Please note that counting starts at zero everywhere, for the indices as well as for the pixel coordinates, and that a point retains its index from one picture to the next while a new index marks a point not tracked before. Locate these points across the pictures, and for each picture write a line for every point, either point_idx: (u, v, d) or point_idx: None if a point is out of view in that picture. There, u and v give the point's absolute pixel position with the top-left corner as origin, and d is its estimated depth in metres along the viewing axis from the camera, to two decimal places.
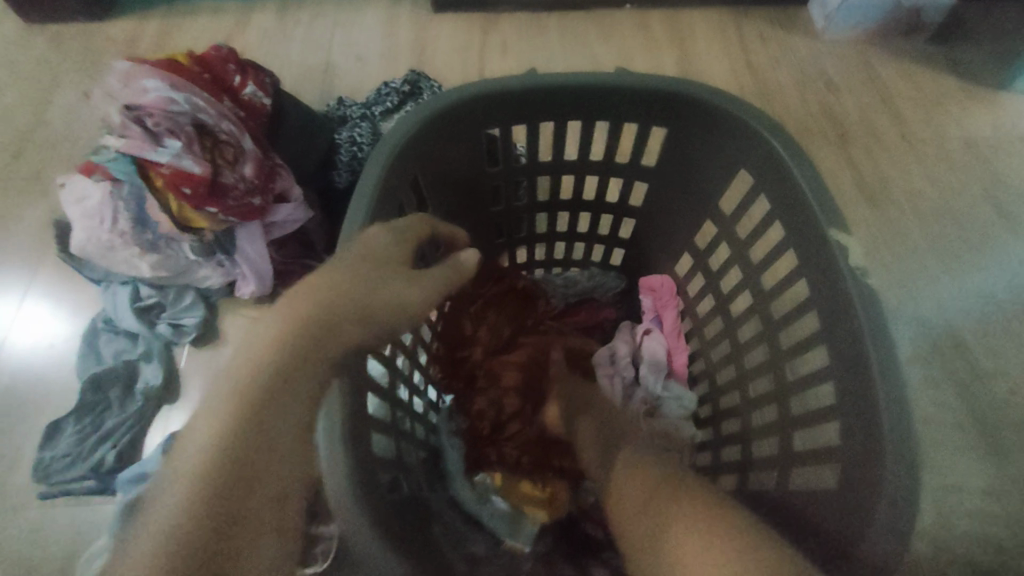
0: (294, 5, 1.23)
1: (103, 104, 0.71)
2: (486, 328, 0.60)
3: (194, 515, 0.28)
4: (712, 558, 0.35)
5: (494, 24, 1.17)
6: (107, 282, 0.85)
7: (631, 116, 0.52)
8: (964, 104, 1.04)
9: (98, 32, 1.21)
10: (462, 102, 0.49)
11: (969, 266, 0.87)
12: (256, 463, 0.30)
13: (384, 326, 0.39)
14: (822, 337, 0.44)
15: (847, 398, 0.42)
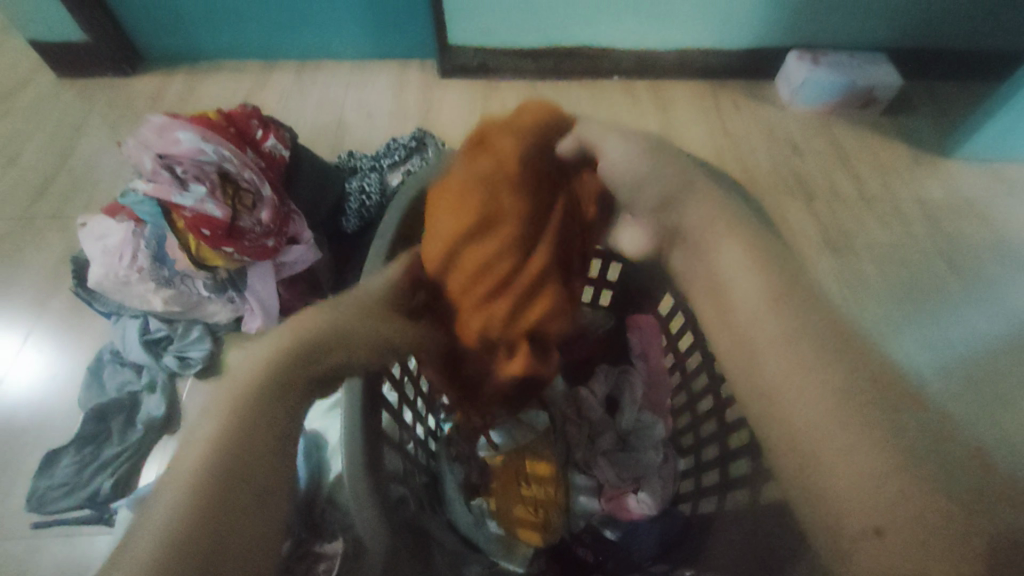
0: (312, 66, 1.34)
1: (137, 154, 0.78)
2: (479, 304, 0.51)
3: (181, 517, 0.31)
4: (858, 478, 0.32)
5: (493, 89, 1.29)
6: (118, 315, 0.89)
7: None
8: (915, 169, 1.15)
9: (127, 85, 1.31)
10: None
11: (928, 313, 0.94)
12: (235, 474, 0.34)
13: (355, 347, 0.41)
14: None
15: None
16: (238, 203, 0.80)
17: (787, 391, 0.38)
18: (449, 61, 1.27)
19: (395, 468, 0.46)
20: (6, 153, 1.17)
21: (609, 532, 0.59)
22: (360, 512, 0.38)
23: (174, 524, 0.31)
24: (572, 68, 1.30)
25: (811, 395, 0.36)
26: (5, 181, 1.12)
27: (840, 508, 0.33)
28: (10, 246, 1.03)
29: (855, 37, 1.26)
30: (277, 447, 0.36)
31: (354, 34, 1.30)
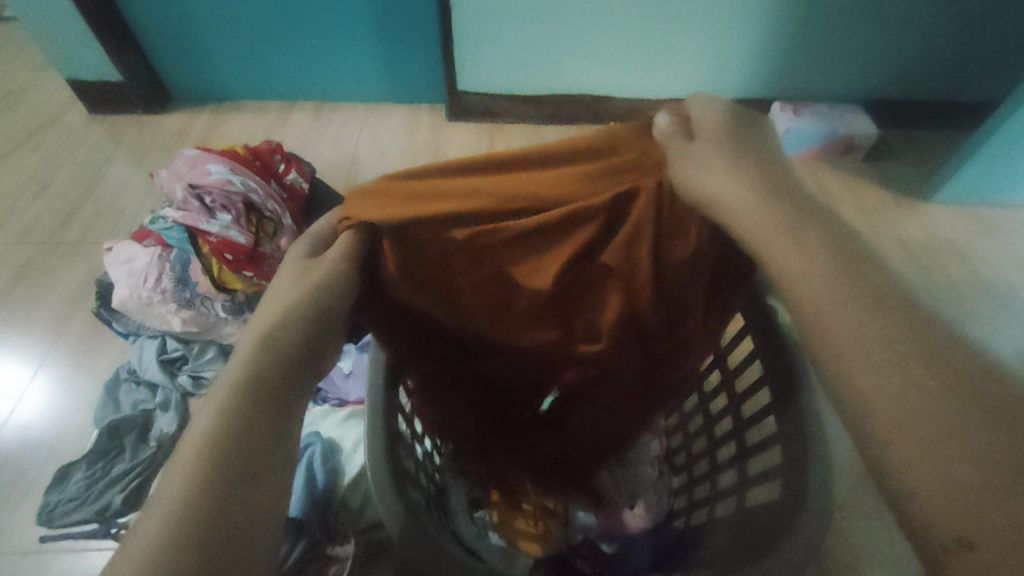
0: (329, 108, 1.44)
1: (170, 184, 0.85)
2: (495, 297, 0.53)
3: (208, 464, 0.29)
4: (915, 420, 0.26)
5: (498, 132, 1.38)
6: (137, 336, 0.93)
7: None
8: (894, 212, 1.22)
9: (154, 122, 1.40)
10: None
11: None
12: (265, 418, 0.32)
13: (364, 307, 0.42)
14: (763, 377, 0.49)
15: (784, 424, 0.45)
16: (261, 231, 0.86)
17: (875, 372, 0.28)
18: (457, 105, 1.37)
19: (411, 470, 0.50)
20: (36, 182, 1.23)
21: (605, 546, 0.62)
22: (384, 501, 0.41)
23: (193, 478, 0.29)
24: (572, 114, 1.39)
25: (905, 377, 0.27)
26: (34, 209, 1.18)
27: (949, 510, 0.24)
28: (35, 270, 1.08)
29: (834, 90, 1.37)
30: (294, 395, 0.35)
31: (369, 79, 1.40)
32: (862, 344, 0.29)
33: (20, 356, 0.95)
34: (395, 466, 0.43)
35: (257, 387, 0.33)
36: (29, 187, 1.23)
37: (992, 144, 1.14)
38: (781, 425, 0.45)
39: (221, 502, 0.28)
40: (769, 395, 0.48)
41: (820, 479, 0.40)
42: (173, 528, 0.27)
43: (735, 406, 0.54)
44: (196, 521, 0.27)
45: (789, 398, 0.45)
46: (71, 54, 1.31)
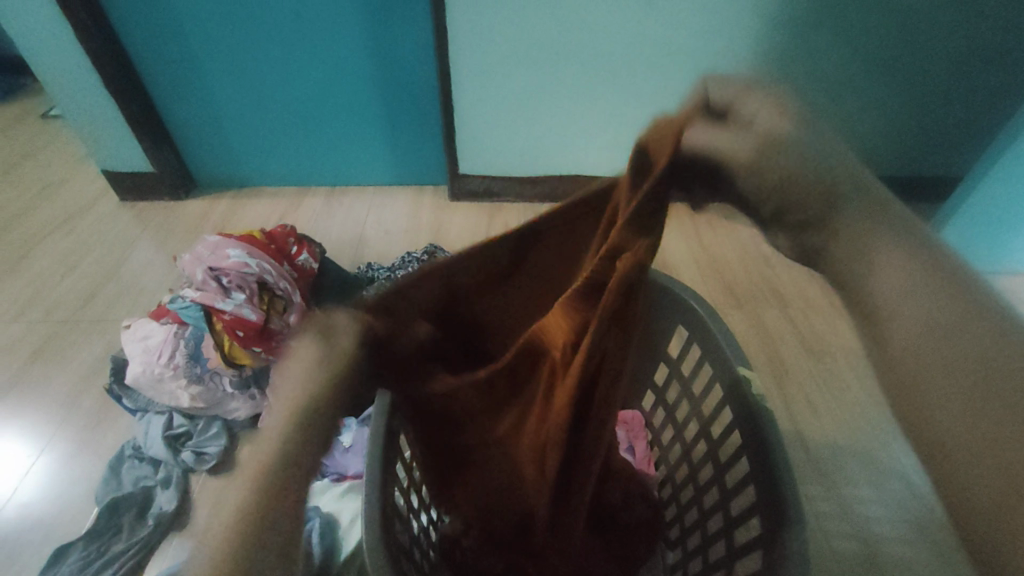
0: (340, 191, 1.55)
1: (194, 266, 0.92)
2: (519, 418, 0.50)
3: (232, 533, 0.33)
4: (972, 413, 0.32)
5: (497, 211, 1.47)
6: (145, 412, 0.96)
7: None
8: None
9: (179, 207, 1.51)
10: None
11: None
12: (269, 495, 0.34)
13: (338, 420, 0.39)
14: (743, 448, 0.50)
15: (762, 496, 0.46)
16: (271, 308, 0.91)
17: (946, 409, 0.32)
18: (459, 187, 1.48)
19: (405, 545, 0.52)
20: (63, 265, 1.32)
21: None
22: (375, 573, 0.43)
23: (255, 490, 0.34)
24: (566, 193, 1.49)
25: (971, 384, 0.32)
26: (59, 289, 1.25)
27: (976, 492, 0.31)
28: (53, 349, 1.12)
29: None
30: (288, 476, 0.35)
31: (378, 165, 1.53)
32: (940, 384, 0.33)
33: (29, 434, 0.98)
34: (389, 543, 0.45)
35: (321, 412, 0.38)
36: (56, 269, 1.31)
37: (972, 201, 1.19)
38: (759, 496, 0.47)
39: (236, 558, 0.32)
40: (747, 463, 0.49)
41: (801, 552, 0.41)
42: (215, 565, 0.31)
43: (720, 477, 0.55)
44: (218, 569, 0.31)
45: (765, 470, 0.47)
46: (110, 149, 1.44)
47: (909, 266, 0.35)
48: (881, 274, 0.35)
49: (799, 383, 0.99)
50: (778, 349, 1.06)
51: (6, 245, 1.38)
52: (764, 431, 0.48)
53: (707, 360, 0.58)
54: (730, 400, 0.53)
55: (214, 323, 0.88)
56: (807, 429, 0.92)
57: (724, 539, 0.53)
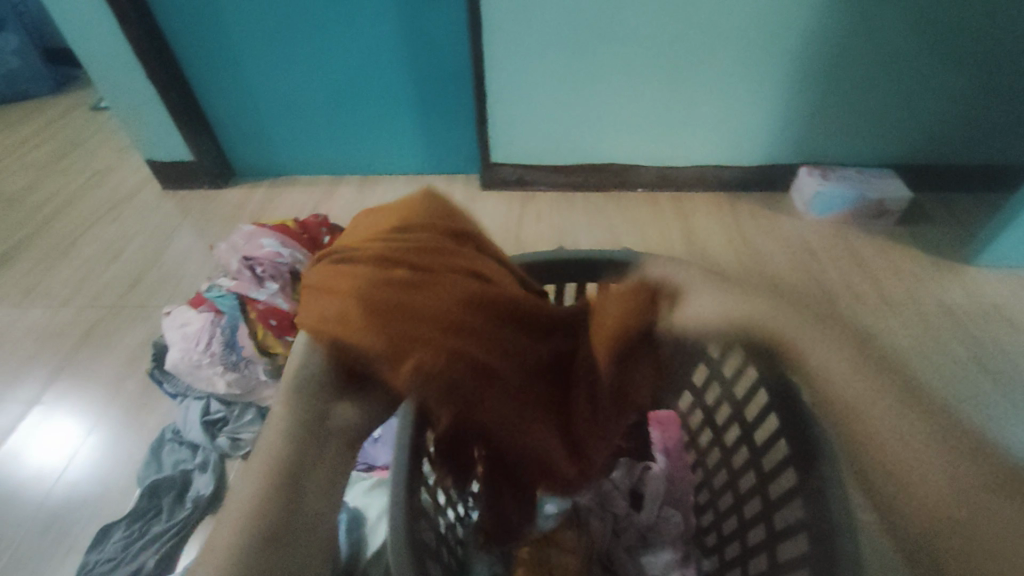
0: (372, 179, 1.55)
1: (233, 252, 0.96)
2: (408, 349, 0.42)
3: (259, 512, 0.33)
4: (947, 488, 0.34)
5: (529, 200, 1.45)
6: (184, 397, 0.99)
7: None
8: (935, 275, 1.20)
9: (217, 195, 1.53)
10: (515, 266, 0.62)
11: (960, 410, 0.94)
12: (293, 485, 0.35)
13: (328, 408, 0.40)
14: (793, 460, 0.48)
15: (815, 516, 0.44)
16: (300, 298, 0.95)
17: (934, 491, 0.34)
18: (490, 176, 1.46)
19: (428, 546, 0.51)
20: (110, 252, 1.36)
21: None
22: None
23: (260, 487, 0.34)
24: (600, 183, 1.46)
25: (936, 445, 0.35)
26: (107, 275, 1.30)
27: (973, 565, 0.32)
28: (100, 334, 1.16)
29: (863, 158, 1.39)
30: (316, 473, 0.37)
31: (410, 155, 1.52)
32: (930, 472, 0.34)
33: (78, 415, 1.02)
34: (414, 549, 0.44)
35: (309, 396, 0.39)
36: (104, 256, 1.35)
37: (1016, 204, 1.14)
38: (806, 512, 0.45)
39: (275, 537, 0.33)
40: (796, 476, 0.47)
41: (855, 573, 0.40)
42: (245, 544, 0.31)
43: (763, 489, 0.53)
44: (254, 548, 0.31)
45: (813, 483, 0.45)
46: (153, 140, 1.47)
47: (854, 360, 0.40)
48: (836, 373, 0.40)
49: None
50: None
51: (58, 231, 1.44)
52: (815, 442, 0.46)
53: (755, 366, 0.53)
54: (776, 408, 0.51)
55: (248, 311, 0.92)
56: None
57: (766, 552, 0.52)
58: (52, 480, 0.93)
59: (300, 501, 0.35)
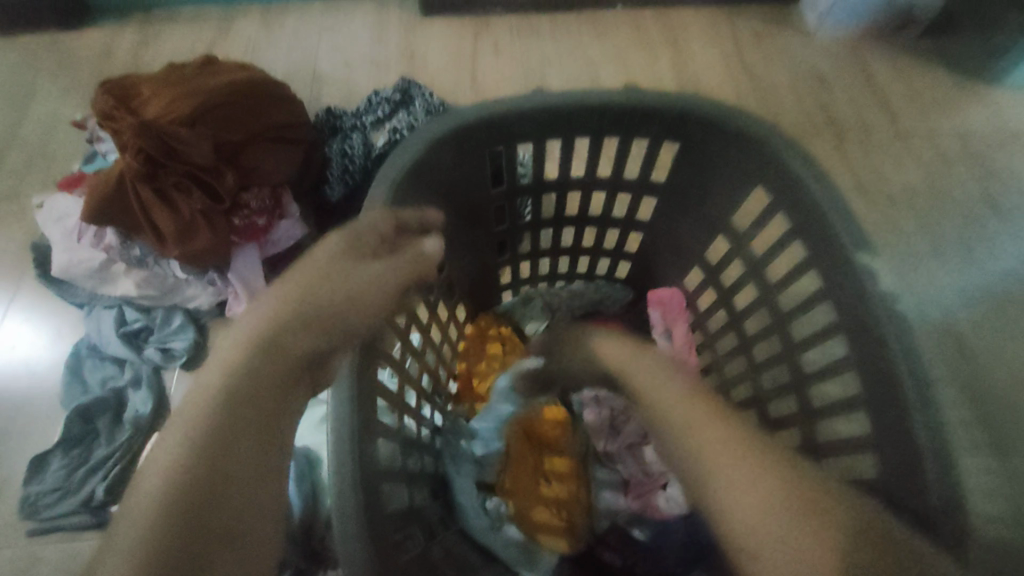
0: (280, 9, 1.19)
1: (198, 91, 0.72)
2: (195, 147, 0.70)
3: (184, 474, 0.27)
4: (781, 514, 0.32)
5: (485, 27, 1.15)
6: (90, 307, 0.82)
7: (638, 131, 0.48)
8: (957, 98, 1.05)
9: (72, 42, 1.16)
10: (493, 114, 0.46)
11: (964, 252, 0.89)
12: (224, 448, 0.28)
13: (172, 157, 0.70)
14: (837, 328, 0.42)
15: (868, 385, 0.40)
16: (200, 164, 0.71)
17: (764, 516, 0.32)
18: None
19: (343, 494, 0.34)
20: None
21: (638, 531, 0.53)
22: (352, 565, 0.33)
23: (197, 438, 0.28)
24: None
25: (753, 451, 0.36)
26: None
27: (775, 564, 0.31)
28: None
29: None
30: (271, 432, 0.30)
31: None
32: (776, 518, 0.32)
33: None
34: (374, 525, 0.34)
35: (278, 351, 0.32)
36: None
37: None
38: (866, 391, 0.40)
39: (188, 506, 0.26)
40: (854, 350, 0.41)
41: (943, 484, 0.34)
42: (156, 524, 0.25)
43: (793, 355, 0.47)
44: (168, 519, 0.26)
45: (878, 378, 0.39)
46: None
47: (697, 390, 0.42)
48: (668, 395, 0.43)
49: None
50: None
51: None
52: (885, 339, 0.38)
53: (783, 210, 0.45)
54: (832, 297, 0.42)
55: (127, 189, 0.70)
56: None
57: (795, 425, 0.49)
58: None
59: (220, 471, 0.28)
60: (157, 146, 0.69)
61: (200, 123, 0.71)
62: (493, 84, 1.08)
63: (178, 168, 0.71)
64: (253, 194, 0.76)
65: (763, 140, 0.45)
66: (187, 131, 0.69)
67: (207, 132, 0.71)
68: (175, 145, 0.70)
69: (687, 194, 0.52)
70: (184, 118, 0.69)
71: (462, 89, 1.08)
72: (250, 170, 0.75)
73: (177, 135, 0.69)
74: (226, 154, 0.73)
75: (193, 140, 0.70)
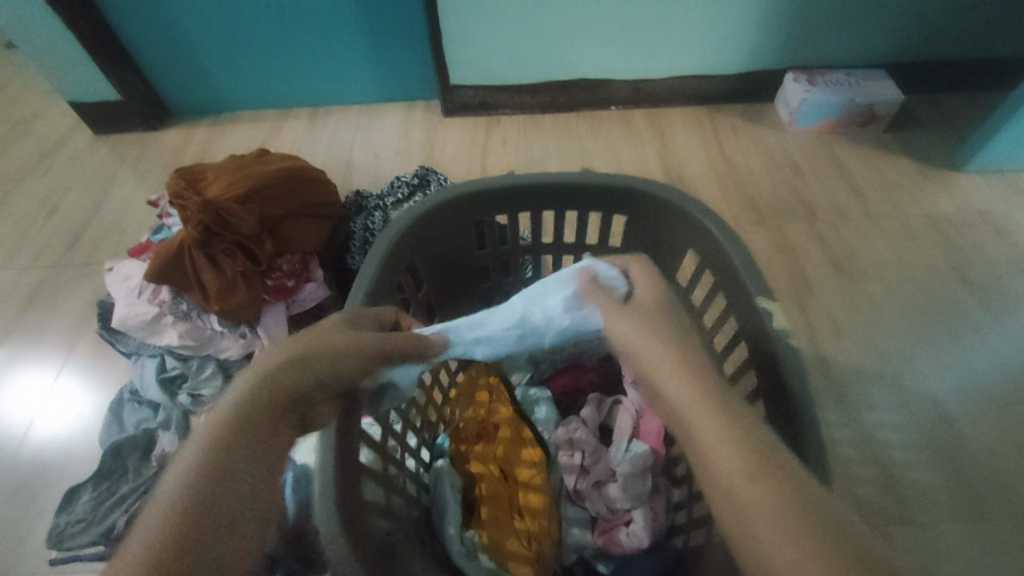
0: (324, 112, 1.42)
1: (254, 175, 0.87)
2: (244, 221, 0.84)
3: (191, 500, 0.30)
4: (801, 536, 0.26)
5: (495, 125, 1.34)
6: (138, 356, 0.93)
7: (595, 206, 0.57)
8: (922, 184, 1.15)
9: (154, 139, 1.39)
10: (474, 191, 0.56)
11: (935, 323, 0.94)
12: (226, 479, 0.31)
13: (223, 228, 0.84)
14: (748, 364, 0.47)
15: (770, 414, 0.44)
16: (246, 235, 0.85)
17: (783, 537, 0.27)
18: (452, 101, 1.34)
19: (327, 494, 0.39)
20: (44, 207, 1.25)
21: (602, 565, 0.59)
22: (331, 542, 0.38)
23: (205, 466, 0.31)
24: (570, 102, 1.35)
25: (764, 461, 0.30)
26: (44, 232, 1.20)
27: None
28: (45, 295, 1.09)
29: (850, 58, 1.29)
30: (267, 467, 0.34)
31: (362, 83, 1.38)
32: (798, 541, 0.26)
33: (33, 375, 0.97)
34: (349, 522, 0.40)
35: (284, 383, 0.36)
36: (38, 211, 1.24)
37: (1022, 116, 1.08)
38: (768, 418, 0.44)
39: (195, 531, 0.29)
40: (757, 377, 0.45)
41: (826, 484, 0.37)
42: (165, 544, 0.28)
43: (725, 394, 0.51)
44: (177, 541, 0.28)
45: (775, 396, 0.42)
46: (72, 79, 1.31)
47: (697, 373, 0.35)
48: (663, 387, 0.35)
49: (821, 301, 0.97)
50: (800, 266, 1.02)
51: None
52: (779, 358, 0.42)
53: (708, 266, 0.52)
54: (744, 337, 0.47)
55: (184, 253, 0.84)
56: (842, 352, 0.91)
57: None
58: (12, 448, 0.89)
59: (221, 502, 0.30)
60: (213, 219, 0.83)
61: (251, 201, 0.85)
62: (500, 171, 1.24)
63: (227, 237, 0.85)
64: (286, 260, 0.90)
65: (686, 210, 0.52)
66: (240, 208, 0.84)
67: (256, 209, 0.85)
68: (227, 219, 0.84)
69: (639, 259, 0.60)
70: (238, 197, 0.84)
71: (472, 175, 1.24)
72: (285, 241, 0.89)
73: (231, 210, 0.83)
74: (268, 227, 0.88)
75: (244, 215, 0.84)
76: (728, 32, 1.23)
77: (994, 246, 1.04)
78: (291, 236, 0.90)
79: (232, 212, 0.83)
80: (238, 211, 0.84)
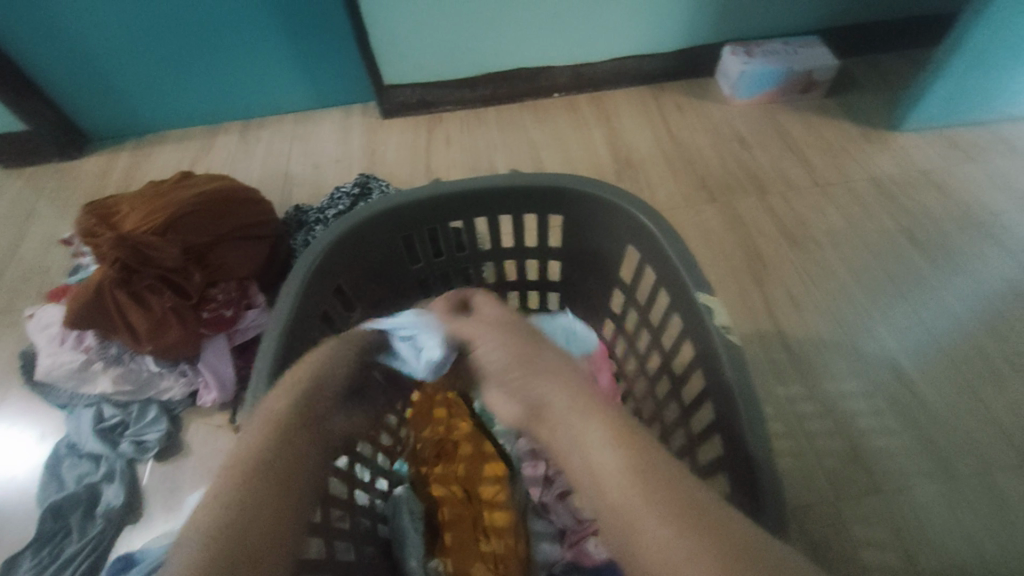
0: (257, 124, 1.35)
1: (173, 203, 0.81)
2: (166, 253, 0.78)
3: (228, 526, 0.31)
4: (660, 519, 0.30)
5: (437, 122, 1.30)
6: (70, 406, 0.87)
7: (528, 209, 0.54)
8: (864, 147, 1.17)
9: (72, 169, 1.30)
10: (397, 204, 0.52)
11: (886, 285, 0.95)
12: (263, 502, 0.33)
13: (144, 263, 0.79)
14: (696, 363, 0.45)
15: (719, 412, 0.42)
16: (171, 267, 0.80)
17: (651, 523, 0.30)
18: (390, 102, 1.29)
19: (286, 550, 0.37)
20: None
21: None
22: None
23: (235, 496, 0.33)
24: (513, 93, 1.31)
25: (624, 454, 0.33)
26: None
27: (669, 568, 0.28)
28: None
29: (785, 27, 1.29)
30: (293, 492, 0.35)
31: (293, 90, 1.31)
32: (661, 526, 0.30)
33: None
34: None
35: (299, 413, 0.38)
36: None
37: (955, 70, 1.09)
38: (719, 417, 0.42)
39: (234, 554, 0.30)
40: (703, 378, 0.44)
41: (771, 490, 0.36)
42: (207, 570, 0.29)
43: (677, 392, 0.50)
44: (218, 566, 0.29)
45: (721, 397, 0.41)
46: None
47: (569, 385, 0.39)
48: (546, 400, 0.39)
49: (776, 274, 0.97)
50: (754, 241, 1.02)
51: None
52: (722, 358, 0.41)
53: (648, 263, 0.50)
54: (690, 335, 0.45)
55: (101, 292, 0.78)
56: (800, 324, 0.91)
57: (686, 455, 0.50)
58: None
59: (258, 526, 0.32)
60: (132, 254, 0.77)
61: (172, 231, 0.80)
62: (446, 171, 1.20)
63: (149, 271, 0.79)
64: (219, 289, 0.85)
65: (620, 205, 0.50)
66: (160, 239, 0.78)
67: (178, 238, 0.80)
68: (147, 252, 0.78)
69: (583, 258, 0.58)
70: (157, 228, 0.78)
71: (417, 178, 1.19)
72: (216, 269, 0.84)
73: (150, 243, 0.78)
74: (195, 256, 0.82)
75: (164, 246, 0.78)
76: (663, 9, 1.21)
77: (936, 203, 1.06)
78: (222, 263, 0.84)
79: (152, 244, 0.78)
80: (157, 243, 0.78)
